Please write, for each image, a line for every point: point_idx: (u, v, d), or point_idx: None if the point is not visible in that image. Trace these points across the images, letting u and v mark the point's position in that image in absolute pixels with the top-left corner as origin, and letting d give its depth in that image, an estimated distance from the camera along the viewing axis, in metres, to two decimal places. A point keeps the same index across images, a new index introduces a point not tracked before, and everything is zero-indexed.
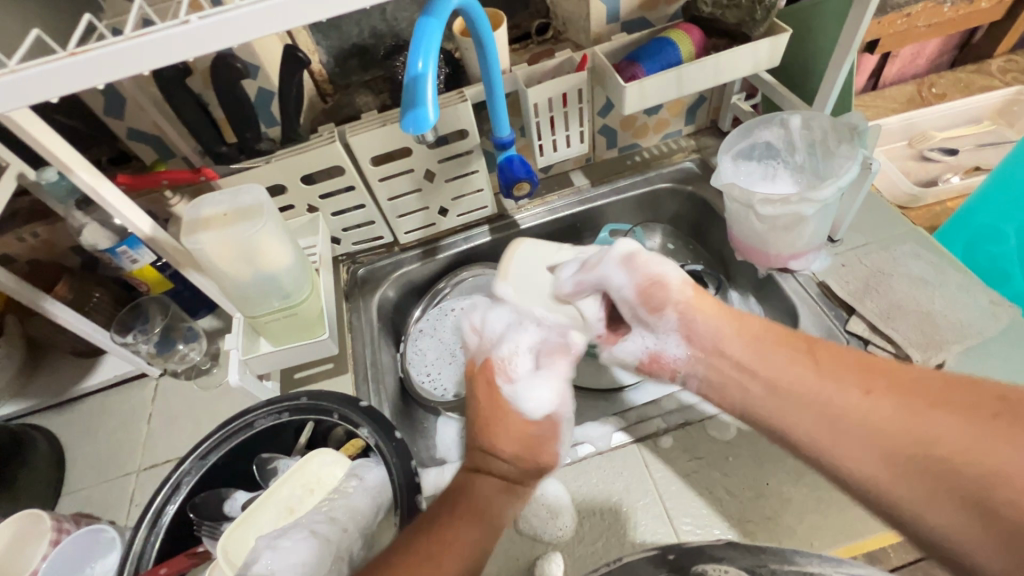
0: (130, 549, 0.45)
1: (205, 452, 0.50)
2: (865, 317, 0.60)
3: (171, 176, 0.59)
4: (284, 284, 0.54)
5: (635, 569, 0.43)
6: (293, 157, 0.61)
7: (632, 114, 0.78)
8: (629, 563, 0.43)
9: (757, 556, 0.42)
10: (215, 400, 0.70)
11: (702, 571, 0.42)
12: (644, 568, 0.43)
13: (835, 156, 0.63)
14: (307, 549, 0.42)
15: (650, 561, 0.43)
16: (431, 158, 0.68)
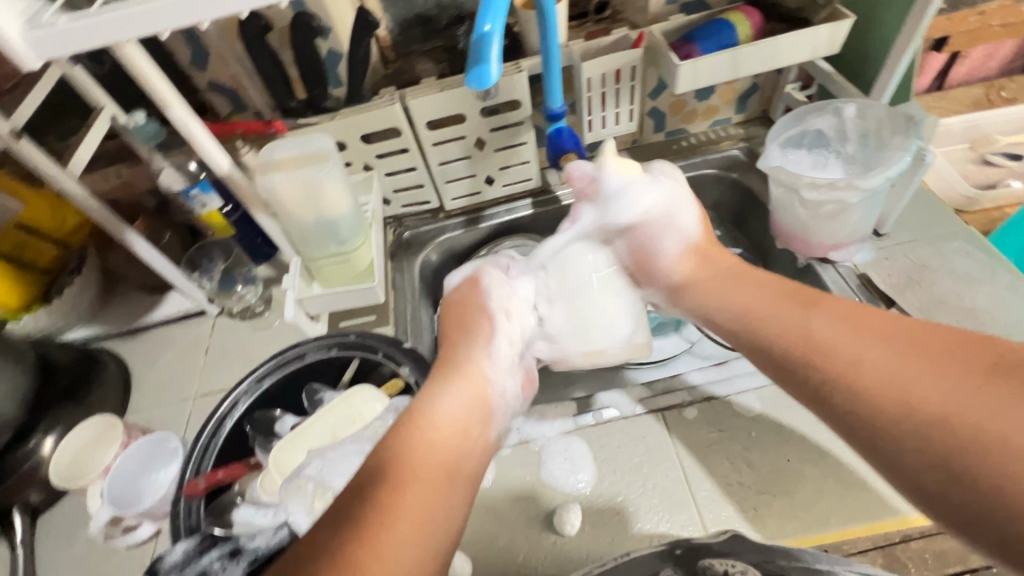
0: (194, 450, 0.50)
1: (261, 376, 0.55)
2: (904, 310, 0.60)
3: (245, 126, 0.64)
4: (341, 230, 0.58)
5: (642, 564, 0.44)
6: (357, 115, 0.65)
7: (682, 97, 0.79)
8: (636, 558, 0.45)
9: (764, 553, 0.43)
10: (267, 340, 0.76)
11: (708, 565, 0.43)
12: (650, 562, 0.44)
13: (888, 147, 0.62)
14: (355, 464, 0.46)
15: (654, 558, 0.44)
16: (483, 126, 0.71)
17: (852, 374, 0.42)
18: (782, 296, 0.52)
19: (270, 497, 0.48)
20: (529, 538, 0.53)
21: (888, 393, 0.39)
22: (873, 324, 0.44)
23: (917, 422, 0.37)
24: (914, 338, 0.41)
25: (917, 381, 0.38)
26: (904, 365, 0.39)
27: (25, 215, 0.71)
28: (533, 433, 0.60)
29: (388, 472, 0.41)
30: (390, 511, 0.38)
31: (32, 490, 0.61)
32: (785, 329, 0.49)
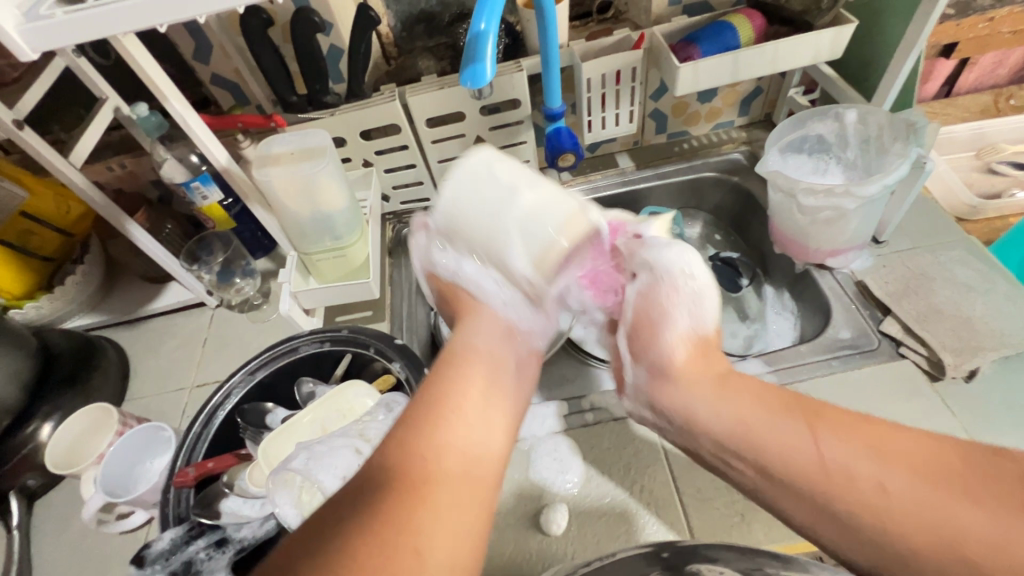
0: (185, 441, 0.51)
1: (254, 369, 0.55)
2: (900, 319, 0.60)
3: (246, 120, 0.64)
4: (338, 226, 0.59)
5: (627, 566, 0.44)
6: (357, 111, 0.66)
7: (684, 99, 0.79)
8: (620, 559, 0.44)
9: (753, 559, 0.43)
10: (264, 332, 0.76)
11: (695, 570, 0.43)
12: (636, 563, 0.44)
13: (889, 154, 0.62)
14: (343, 458, 0.46)
15: (642, 559, 0.44)
16: (483, 124, 0.71)
17: (856, 503, 0.35)
18: (765, 404, 0.42)
19: (258, 488, 0.48)
20: (515, 536, 0.54)
21: (929, 532, 0.32)
22: (859, 434, 0.37)
23: (909, 535, 0.33)
24: (926, 462, 0.35)
25: (936, 513, 0.32)
26: (879, 479, 0.35)
27: (30, 203, 0.72)
28: (523, 431, 0.60)
29: (392, 477, 0.34)
30: (387, 524, 0.31)
31: (30, 474, 0.62)
32: (749, 441, 0.41)
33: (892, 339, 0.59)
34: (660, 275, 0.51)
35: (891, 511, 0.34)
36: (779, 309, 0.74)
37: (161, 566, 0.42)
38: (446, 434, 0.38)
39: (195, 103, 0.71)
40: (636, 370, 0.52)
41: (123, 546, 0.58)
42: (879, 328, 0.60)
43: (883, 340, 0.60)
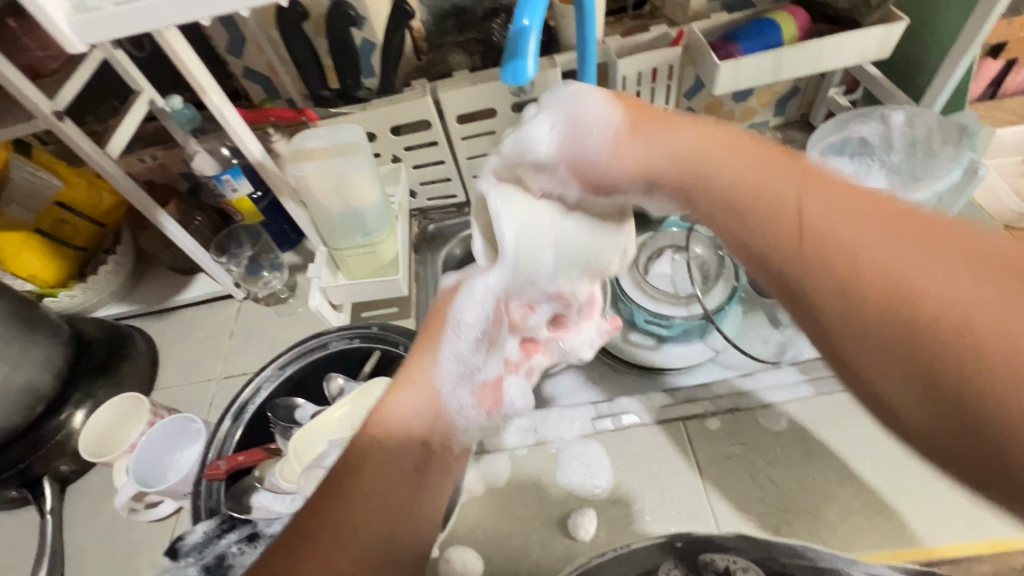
0: (215, 434, 0.51)
1: (283, 363, 0.55)
2: None
3: (278, 114, 0.64)
4: (368, 222, 0.58)
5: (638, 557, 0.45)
6: (388, 106, 0.65)
7: (719, 98, 0.77)
8: (634, 550, 0.45)
9: (767, 549, 0.43)
10: (290, 326, 0.77)
11: (709, 559, 0.44)
12: (649, 553, 0.45)
13: (937, 159, 0.59)
14: None
15: (655, 549, 0.45)
16: (514, 122, 0.70)
17: (835, 305, 0.28)
18: (735, 189, 0.33)
19: (289, 484, 0.48)
20: (542, 541, 0.53)
21: (923, 324, 0.26)
22: (861, 226, 0.28)
23: (895, 327, 0.27)
24: (951, 253, 0.27)
25: (944, 290, 0.26)
26: (881, 271, 0.27)
27: (64, 192, 0.73)
28: (550, 434, 0.60)
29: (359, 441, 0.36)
30: (348, 496, 0.35)
31: (62, 461, 0.63)
32: (737, 207, 0.33)
33: None
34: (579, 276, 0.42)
35: (880, 275, 0.27)
36: None
37: (194, 559, 0.43)
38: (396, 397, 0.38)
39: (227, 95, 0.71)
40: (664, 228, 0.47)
41: (153, 536, 0.58)
42: None
43: None
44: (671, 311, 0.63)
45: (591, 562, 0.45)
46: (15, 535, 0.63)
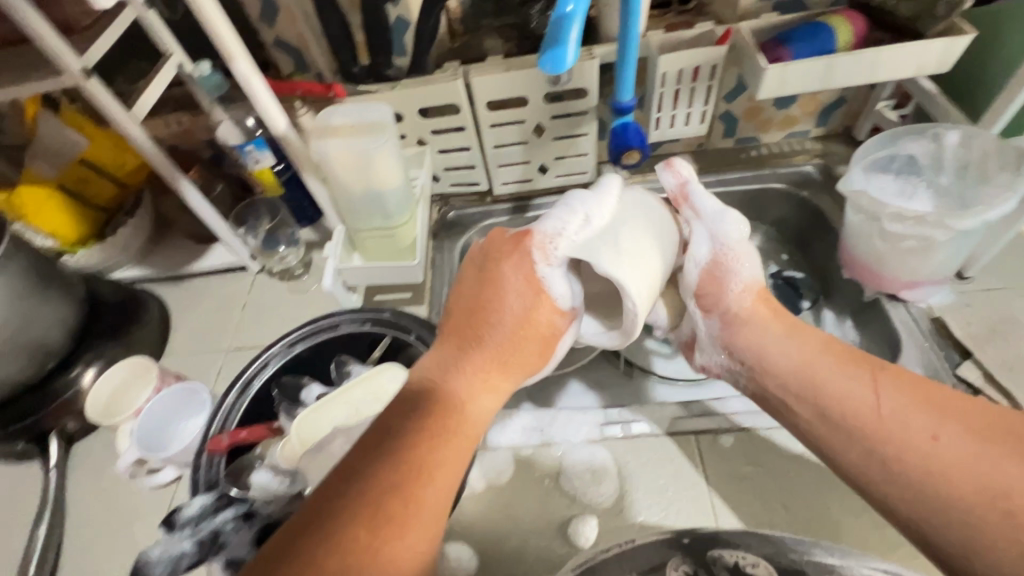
0: (221, 406, 0.51)
1: (293, 341, 0.55)
2: (982, 365, 0.55)
3: (305, 87, 0.63)
4: (389, 205, 0.56)
5: (642, 552, 0.44)
6: (416, 88, 0.63)
7: (760, 104, 0.74)
8: (639, 545, 0.45)
9: (775, 545, 0.44)
10: (303, 303, 0.76)
11: (717, 557, 0.44)
12: (654, 550, 0.45)
13: (991, 184, 0.56)
14: None
15: (662, 545, 0.45)
16: (545, 113, 0.68)
17: (874, 455, 0.42)
18: (807, 370, 0.47)
19: (289, 465, 0.47)
20: (541, 544, 0.52)
21: (989, 505, 0.37)
22: (924, 407, 0.42)
23: (968, 506, 0.37)
24: (977, 428, 0.40)
25: (993, 481, 0.37)
26: (934, 454, 0.40)
27: (88, 151, 0.74)
28: (557, 436, 0.58)
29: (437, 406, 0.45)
30: (427, 467, 0.41)
31: (70, 418, 0.64)
32: (806, 387, 0.47)
33: (970, 386, 0.55)
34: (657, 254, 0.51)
35: (947, 477, 0.38)
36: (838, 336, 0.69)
37: (191, 531, 0.42)
38: (474, 382, 0.48)
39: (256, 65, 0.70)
40: (720, 357, 0.54)
41: (151, 502, 0.58)
42: (955, 372, 0.55)
43: (958, 385, 0.55)
44: None
45: (593, 559, 0.44)
46: (20, 487, 0.63)
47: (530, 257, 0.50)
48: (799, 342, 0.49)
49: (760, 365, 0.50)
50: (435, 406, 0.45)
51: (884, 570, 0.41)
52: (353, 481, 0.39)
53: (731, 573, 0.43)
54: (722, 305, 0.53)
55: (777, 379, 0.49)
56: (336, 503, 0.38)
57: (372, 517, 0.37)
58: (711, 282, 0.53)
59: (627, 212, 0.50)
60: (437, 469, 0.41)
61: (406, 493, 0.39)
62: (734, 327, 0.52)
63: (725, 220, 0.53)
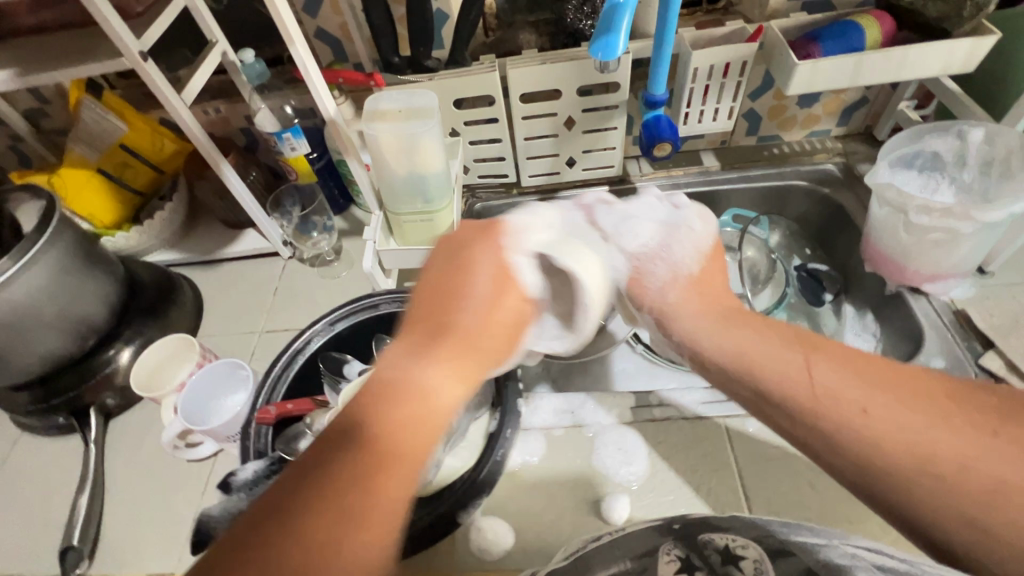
0: (266, 379, 0.52)
1: (335, 319, 0.56)
2: (1003, 354, 0.57)
3: (346, 75, 0.64)
4: (430, 189, 0.58)
5: (633, 537, 0.41)
6: (454, 78, 0.65)
7: (783, 102, 0.76)
8: (630, 532, 0.41)
9: (763, 528, 0.38)
10: (334, 289, 0.77)
11: (707, 540, 0.38)
12: (644, 534, 0.41)
13: (1014, 180, 0.58)
14: None
15: (653, 531, 0.41)
16: (576, 106, 0.69)
17: (833, 446, 0.34)
18: (747, 358, 0.40)
19: None
20: (574, 519, 0.53)
21: (931, 470, 0.31)
22: (863, 367, 0.36)
23: (907, 474, 0.31)
24: (910, 387, 0.34)
25: (933, 442, 0.31)
26: (876, 418, 0.33)
27: (128, 136, 0.75)
28: (588, 418, 0.60)
29: (350, 423, 0.33)
30: (334, 489, 0.30)
31: (110, 394, 0.65)
32: (741, 366, 0.40)
33: (992, 375, 0.56)
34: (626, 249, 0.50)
35: (887, 449, 0.32)
36: (859, 330, 0.70)
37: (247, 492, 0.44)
38: (440, 367, 0.36)
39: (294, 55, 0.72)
40: (661, 339, 0.48)
41: (192, 475, 0.60)
42: (977, 361, 0.57)
43: (980, 374, 0.57)
44: None
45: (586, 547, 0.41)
46: (61, 460, 0.65)
47: (501, 244, 0.44)
48: (719, 310, 0.45)
49: (694, 348, 0.44)
50: (340, 427, 0.33)
51: (870, 550, 0.34)
52: (296, 489, 0.30)
53: (721, 557, 0.37)
54: (653, 296, 0.48)
55: (709, 359, 0.43)
56: (274, 518, 0.29)
57: (267, 531, 0.28)
58: (638, 278, 0.49)
59: (565, 220, 0.50)
60: (383, 487, 0.31)
61: (306, 509, 0.29)
62: (665, 318, 0.47)
63: (626, 228, 0.50)
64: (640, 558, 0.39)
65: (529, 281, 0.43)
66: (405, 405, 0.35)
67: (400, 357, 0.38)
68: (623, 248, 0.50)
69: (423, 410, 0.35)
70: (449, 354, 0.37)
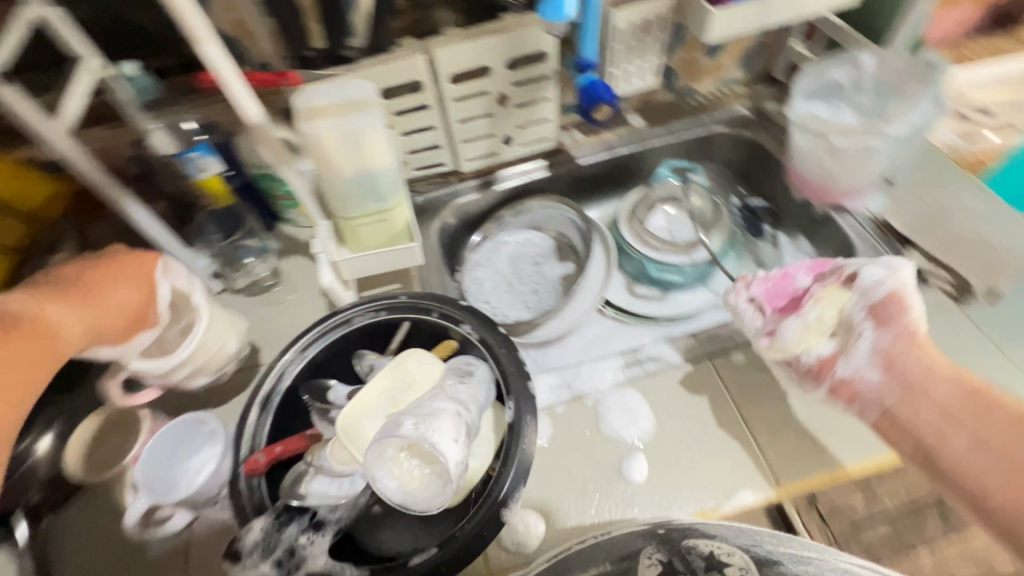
0: (244, 427, 0.46)
1: (305, 345, 0.51)
2: (922, 249, 0.64)
3: (256, 77, 0.60)
4: (381, 185, 0.54)
5: (623, 542, 0.46)
6: (378, 66, 0.60)
7: (693, 54, 0.79)
8: (619, 537, 0.46)
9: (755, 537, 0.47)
10: (277, 317, 0.68)
11: (692, 544, 0.46)
12: (632, 540, 0.46)
13: (903, 96, 0.66)
14: (455, 426, 0.41)
15: (638, 535, 0.46)
16: (507, 81, 0.67)
17: (946, 461, 0.46)
18: (952, 412, 0.47)
19: (343, 466, 0.45)
20: (599, 487, 0.53)
21: None
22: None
23: (982, 481, 0.44)
24: None
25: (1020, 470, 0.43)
26: None
27: None
28: (586, 388, 0.60)
29: (20, 319, 0.42)
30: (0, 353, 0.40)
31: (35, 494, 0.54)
32: (969, 417, 0.46)
33: None
34: (873, 290, 0.52)
35: None
36: (796, 254, 0.78)
37: (262, 555, 0.40)
38: (70, 316, 0.44)
39: (182, 62, 0.63)
40: (873, 370, 0.51)
41: (169, 557, 0.52)
42: (903, 260, 0.65)
43: None
44: (675, 259, 0.74)
45: (569, 552, 0.46)
46: None
47: (154, 260, 0.51)
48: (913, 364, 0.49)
49: (821, 370, 0.52)
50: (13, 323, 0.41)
51: (860, 563, 0.45)
52: None
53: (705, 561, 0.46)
54: (903, 324, 0.51)
55: (935, 404, 0.48)
56: None
57: None
58: (888, 304, 0.51)
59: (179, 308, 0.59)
60: None
61: None
62: (894, 360, 0.50)
63: (880, 265, 0.52)
64: (621, 559, 0.46)
65: (161, 312, 0.51)
66: (29, 335, 0.41)
67: (37, 299, 0.44)
68: (887, 272, 0.52)
69: (48, 342, 0.42)
70: (74, 300, 0.45)
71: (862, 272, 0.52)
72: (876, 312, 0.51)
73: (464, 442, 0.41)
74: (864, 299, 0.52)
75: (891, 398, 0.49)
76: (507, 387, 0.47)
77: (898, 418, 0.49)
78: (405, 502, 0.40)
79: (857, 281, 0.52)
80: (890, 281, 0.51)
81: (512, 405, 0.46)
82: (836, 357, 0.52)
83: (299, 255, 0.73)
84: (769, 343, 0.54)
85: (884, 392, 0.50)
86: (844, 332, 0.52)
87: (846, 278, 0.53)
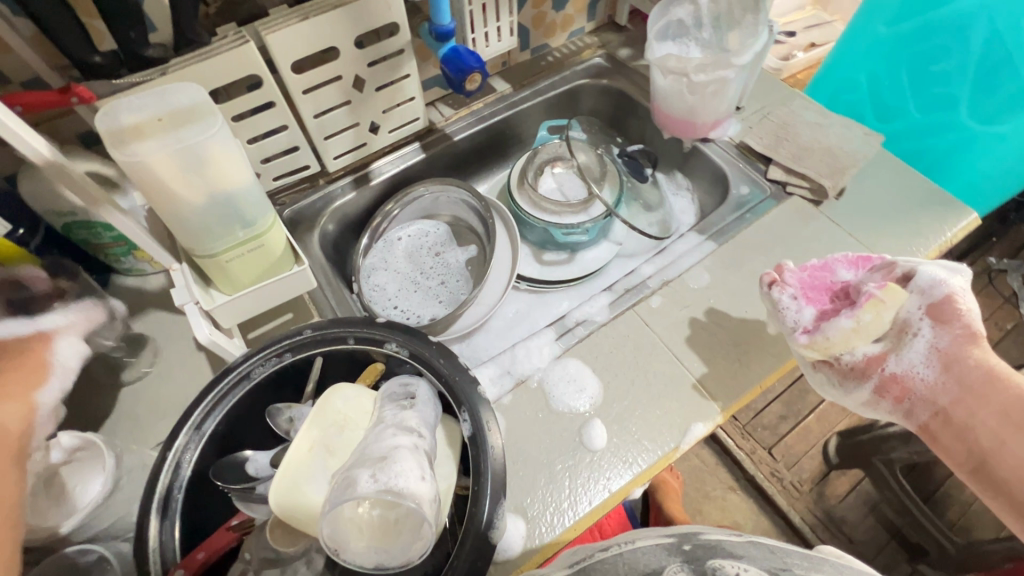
0: (148, 545, 0.37)
1: (200, 421, 0.42)
2: (781, 164, 0.71)
3: (24, 99, 0.43)
4: (245, 207, 0.45)
5: (640, 553, 0.40)
6: (198, 64, 0.49)
7: (543, 9, 0.77)
8: (640, 544, 0.41)
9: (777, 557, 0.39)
10: (142, 391, 0.55)
11: (716, 565, 0.38)
12: (653, 550, 0.40)
13: (739, 26, 0.71)
14: (416, 461, 0.37)
15: (662, 547, 0.40)
16: (362, 62, 0.59)
17: (995, 468, 0.49)
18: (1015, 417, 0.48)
19: (288, 546, 0.39)
20: (565, 465, 0.52)
21: None
22: None
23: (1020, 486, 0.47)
24: None
25: None
26: None
27: None
28: (526, 370, 0.58)
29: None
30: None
31: None
32: None
33: (780, 183, 0.71)
34: (931, 291, 0.53)
35: None
36: (676, 189, 0.82)
37: None
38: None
39: None
40: (923, 370, 0.53)
41: None
42: (767, 177, 0.71)
43: (772, 186, 0.71)
44: (574, 218, 0.74)
45: (591, 556, 0.41)
46: None
47: None
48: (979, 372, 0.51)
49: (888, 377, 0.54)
50: None
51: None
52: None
53: None
54: (964, 325, 0.52)
55: (997, 408, 0.49)
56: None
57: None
58: (946, 306, 0.52)
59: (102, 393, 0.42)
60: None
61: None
62: (952, 363, 0.52)
63: (936, 266, 0.53)
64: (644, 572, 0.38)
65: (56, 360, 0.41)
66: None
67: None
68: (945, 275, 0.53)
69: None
70: None
71: (924, 271, 0.53)
72: (932, 313, 0.53)
73: (430, 475, 0.37)
74: (923, 302, 0.53)
75: (948, 399, 0.52)
76: (454, 400, 0.43)
77: (952, 422, 0.51)
78: (381, 563, 0.35)
79: (915, 283, 0.53)
80: (949, 282, 0.52)
81: (465, 419, 0.43)
82: (883, 360, 0.54)
83: (153, 309, 0.59)
84: (810, 342, 0.54)
85: (938, 393, 0.52)
86: (898, 331, 0.54)
87: (902, 276, 0.55)
